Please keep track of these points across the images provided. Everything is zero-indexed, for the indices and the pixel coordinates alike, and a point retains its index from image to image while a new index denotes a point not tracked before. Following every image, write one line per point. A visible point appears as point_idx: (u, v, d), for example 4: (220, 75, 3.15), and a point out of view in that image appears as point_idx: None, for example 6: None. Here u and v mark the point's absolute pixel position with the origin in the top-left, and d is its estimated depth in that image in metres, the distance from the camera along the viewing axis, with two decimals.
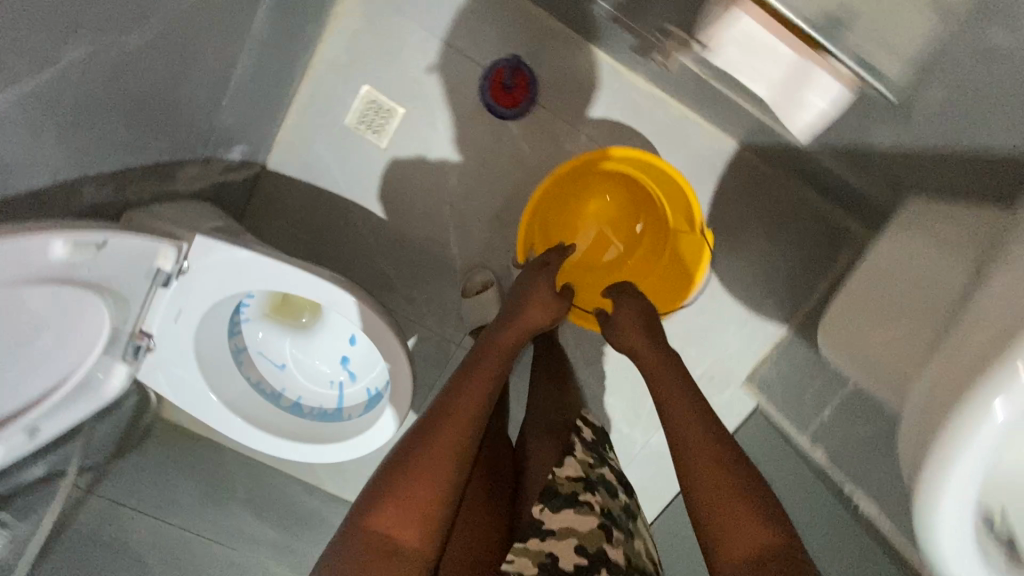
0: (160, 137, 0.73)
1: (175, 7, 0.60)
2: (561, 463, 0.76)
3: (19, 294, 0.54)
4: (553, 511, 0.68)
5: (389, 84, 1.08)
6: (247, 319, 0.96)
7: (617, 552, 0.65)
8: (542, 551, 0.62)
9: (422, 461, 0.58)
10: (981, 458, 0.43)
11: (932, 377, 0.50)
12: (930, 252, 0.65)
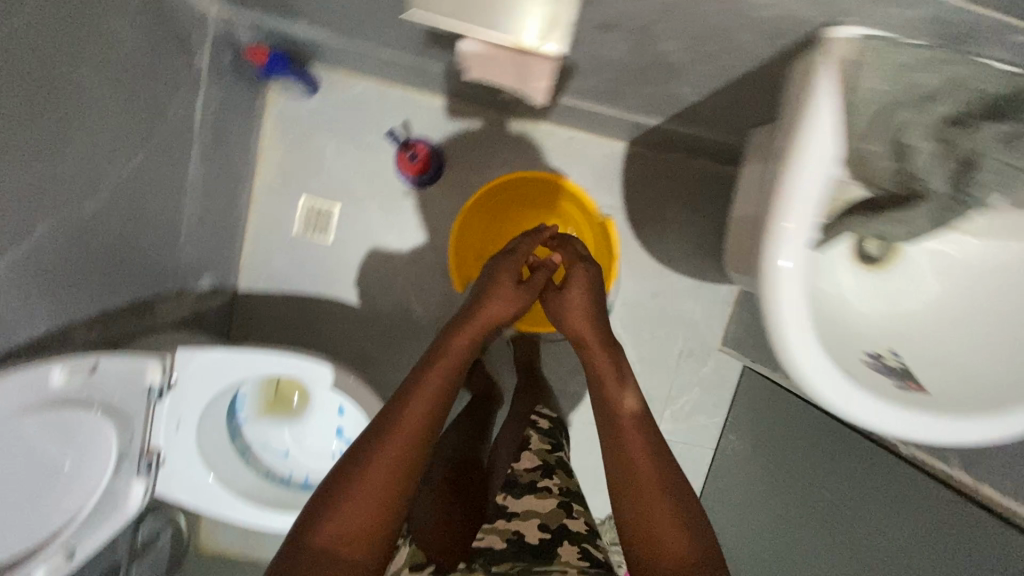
0: (130, 280, 0.89)
1: (115, 176, 0.78)
2: (519, 459, 0.90)
3: (20, 421, 0.69)
4: (515, 497, 0.81)
5: (320, 190, 1.26)
6: (245, 419, 1.06)
7: (576, 522, 0.78)
8: (510, 529, 0.75)
9: (370, 478, 0.63)
10: (796, 295, 0.53)
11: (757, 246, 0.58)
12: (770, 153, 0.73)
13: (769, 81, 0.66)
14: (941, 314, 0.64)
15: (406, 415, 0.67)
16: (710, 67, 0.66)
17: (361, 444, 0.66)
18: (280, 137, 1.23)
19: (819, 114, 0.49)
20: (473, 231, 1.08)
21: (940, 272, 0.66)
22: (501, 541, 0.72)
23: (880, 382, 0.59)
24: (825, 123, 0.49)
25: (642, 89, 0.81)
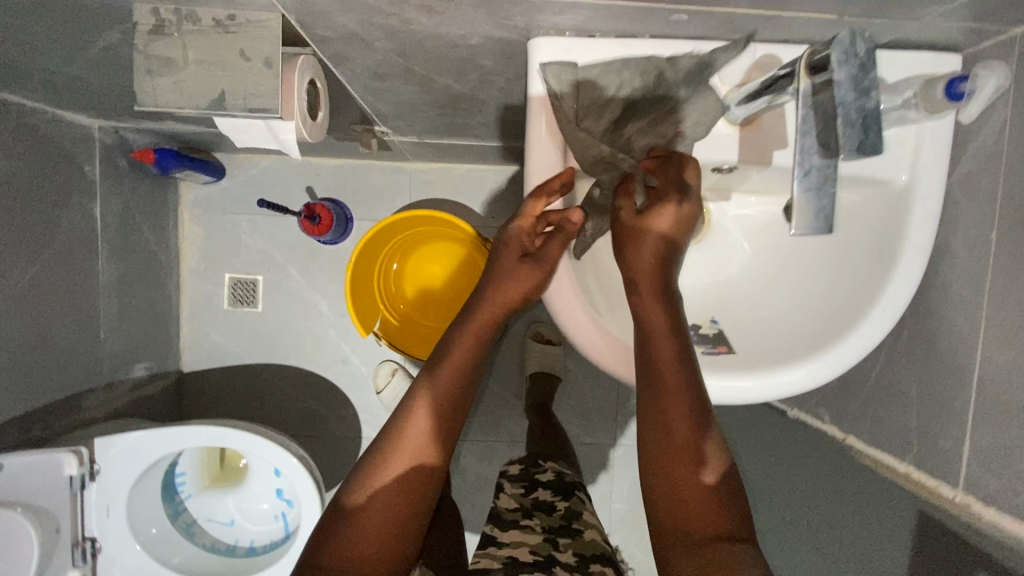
0: (49, 379, 0.95)
1: (12, 288, 0.86)
2: (499, 498, 0.79)
3: None
4: (501, 530, 0.71)
5: (242, 265, 1.33)
6: (189, 495, 1.11)
7: (566, 553, 0.67)
8: (503, 554, 0.66)
9: (373, 495, 0.56)
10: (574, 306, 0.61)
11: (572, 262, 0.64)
12: None
13: None
14: (755, 277, 0.66)
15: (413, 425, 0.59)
16: (495, 91, 0.71)
17: (361, 463, 0.59)
18: (199, 223, 1.32)
19: (536, 128, 0.57)
20: (364, 278, 1.12)
21: (751, 234, 0.68)
22: (497, 564, 0.64)
23: None
24: (542, 133, 0.57)
25: (468, 119, 0.86)
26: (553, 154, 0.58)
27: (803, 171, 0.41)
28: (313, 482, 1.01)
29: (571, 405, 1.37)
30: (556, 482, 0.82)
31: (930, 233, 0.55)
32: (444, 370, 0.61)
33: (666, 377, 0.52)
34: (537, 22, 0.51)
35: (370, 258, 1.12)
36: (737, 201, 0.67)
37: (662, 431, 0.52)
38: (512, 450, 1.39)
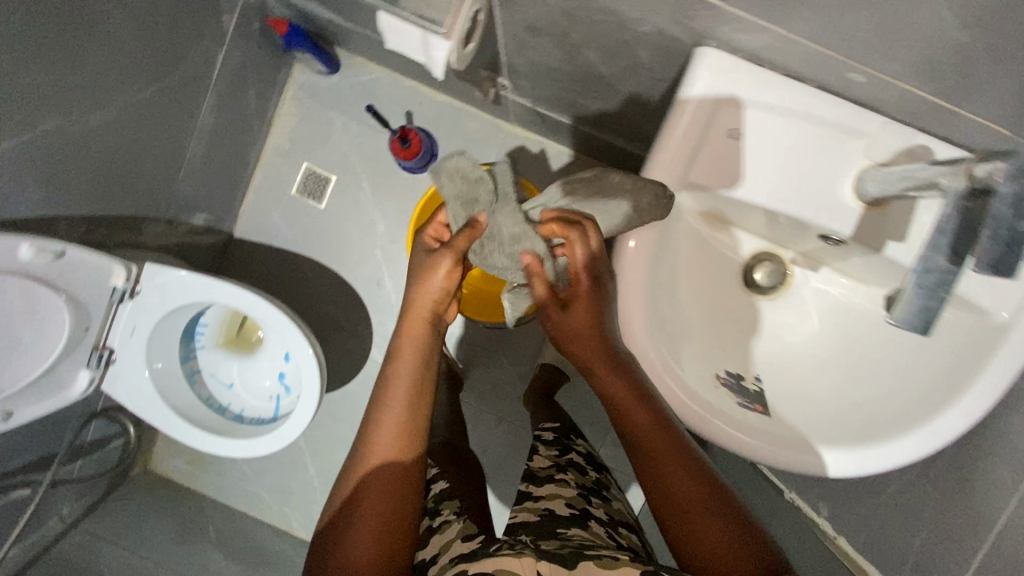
0: (125, 195, 1.00)
1: (126, 101, 0.90)
2: (533, 455, 0.85)
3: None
4: (537, 485, 0.77)
5: (322, 161, 1.37)
6: (202, 346, 1.16)
7: (598, 510, 0.74)
8: (540, 507, 0.73)
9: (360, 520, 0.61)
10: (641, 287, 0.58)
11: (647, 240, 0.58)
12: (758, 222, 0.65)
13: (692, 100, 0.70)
14: (812, 352, 0.67)
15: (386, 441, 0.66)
16: (632, 83, 0.71)
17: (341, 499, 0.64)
18: (297, 107, 1.36)
19: (675, 120, 0.54)
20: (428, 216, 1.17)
21: (825, 311, 0.67)
22: (534, 518, 0.71)
23: (722, 398, 0.61)
24: (679, 129, 0.54)
25: (589, 102, 0.87)
26: (685, 153, 0.54)
27: (923, 267, 0.41)
28: (317, 375, 1.05)
29: (568, 407, 1.37)
30: (586, 454, 0.88)
31: (1010, 377, 0.54)
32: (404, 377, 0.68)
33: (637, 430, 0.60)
34: (713, 33, 0.51)
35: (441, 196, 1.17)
36: (826, 275, 0.67)
37: (659, 481, 0.60)
38: (497, 427, 1.41)
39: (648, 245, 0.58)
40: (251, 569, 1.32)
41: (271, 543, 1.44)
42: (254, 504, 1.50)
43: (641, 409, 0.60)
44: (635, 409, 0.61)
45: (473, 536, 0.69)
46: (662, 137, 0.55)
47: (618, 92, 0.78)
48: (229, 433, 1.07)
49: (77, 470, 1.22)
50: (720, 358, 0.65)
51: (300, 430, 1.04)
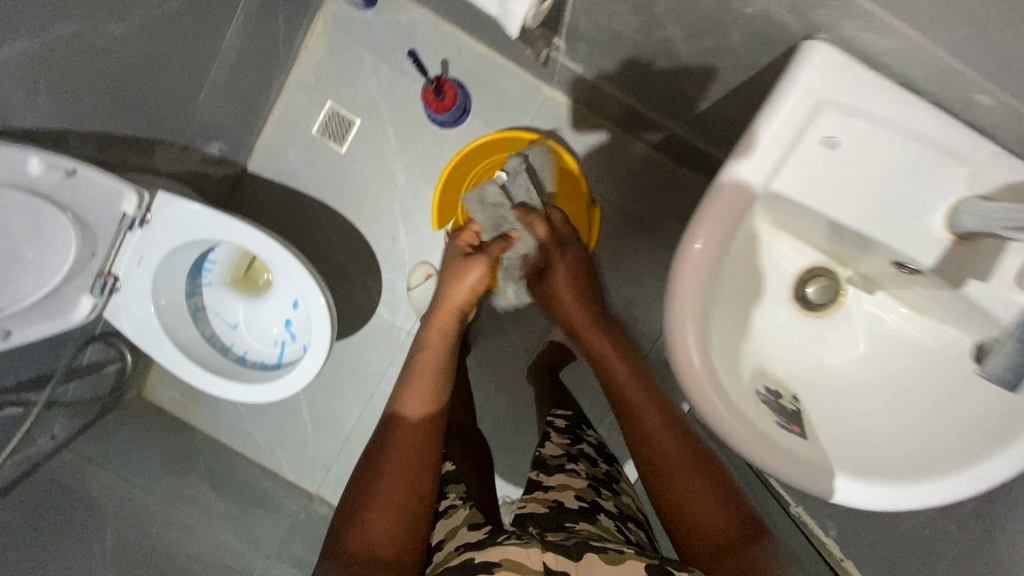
0: (139, 116, 0.93)
1: (150, 11, 0.82)
2: (545, 444, 0.86)
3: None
4: (547, 475, 0.78)
5: (347, 102, 1.29)
6: (208, 283, 1.12)
7: (608, 503, 0.73)
8: (549, 498, 0.72)
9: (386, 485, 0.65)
10: (699, 287, 0.53)
11: (717, 238, 0.52)
12: (813, 230, 0.61)
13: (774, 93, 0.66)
14: (853, 377, 0.65)
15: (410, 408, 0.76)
16: (710, 66, 0.66)
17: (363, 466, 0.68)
18: (327, 40, 1.28)
19: (772, 114, 0.49)
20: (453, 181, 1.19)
21: (873, 336, 0.65)
22: (542, 509, 0.70)
23: (763, 414, 0.58)
24: (772, 126, 0.49)
25: (651, 78, 0.81)
26: (775, 155, 0.50)
27: None
28: (328, 327, 1.02)
29: (571, 386, 1.36)
30: (597, 446, 0.89)
31: None
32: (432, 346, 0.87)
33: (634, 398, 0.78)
34: (835, 21, 0.46)
35: (466, 164, 1.19)
36: (879, 298, 0.65)
37: (643, 440, 0.74)
38: (497, 396, 1.41)
39: (717, 252, 0.52)
40: (239, 507, 1.33)
41: (259, 481, 1.45)
42: (245, 441, 1.50)
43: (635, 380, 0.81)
44: (625, 374, 0.82)
45: (480, 526, 0.67)
46: (752, 134, 0.50)
47: (689, 73, 0.72)
48: (230, 375, 1.05)
49: (71, 391, 1.20)
50: (759, 373, 0.63)
51: (306, 381, 1.02)
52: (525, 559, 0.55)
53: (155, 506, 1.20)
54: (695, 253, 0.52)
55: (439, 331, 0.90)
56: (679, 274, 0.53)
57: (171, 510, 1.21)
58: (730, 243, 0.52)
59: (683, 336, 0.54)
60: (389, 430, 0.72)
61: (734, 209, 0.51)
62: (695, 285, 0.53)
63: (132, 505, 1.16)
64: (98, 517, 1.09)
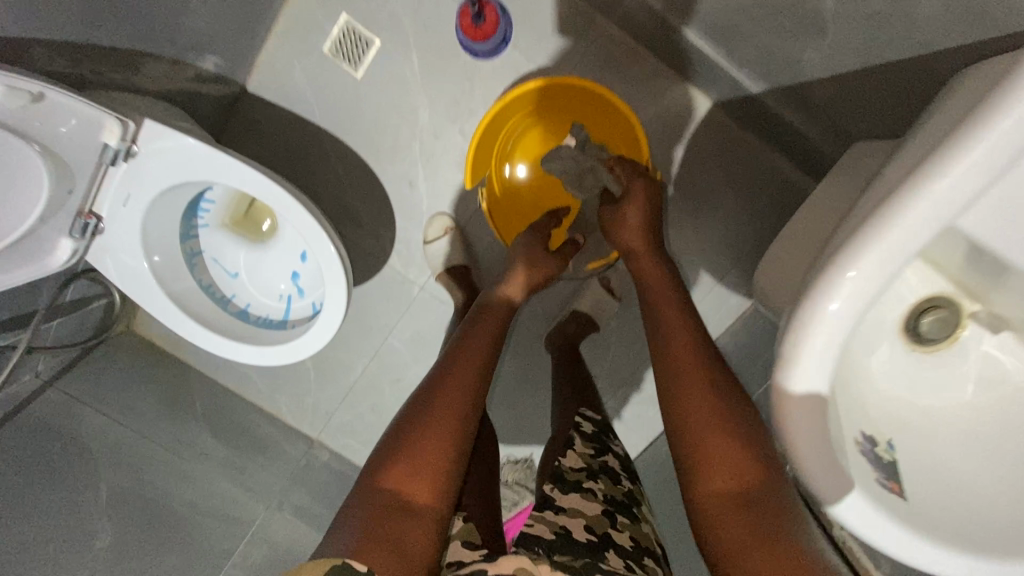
0: (120, 18, 0.76)
1: None
2: (565, 453, 0.76)
3: None
4: (562, 491, 0.69)
5: (366, 16, 1.10)
6: (206, 225, 1.00)
7: (623, 537, 0.65)
8: (557, 523, 0.64)
9: (425, 435, 0.66)
10: (837, 323, 0.46)
11: (873, 270, 0.44)
12: (954, 257, 0.53)
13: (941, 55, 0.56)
14: (963, 429, 0.57)
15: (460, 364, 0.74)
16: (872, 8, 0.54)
17: (408, 410, 0.69)
18: None
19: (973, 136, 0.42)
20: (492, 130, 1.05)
21: (986, 383, 0.57)
22: (550, 535, 0.62)
23: (864, 472, 0.51)
24: (980, 149, 0.41)
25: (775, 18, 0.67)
26: (977, 182, 0.42)
27: None
28: (342, 290, 0.91)
29: (588, 357, 1.27)
30: (623, 459, 0.80)
31: None
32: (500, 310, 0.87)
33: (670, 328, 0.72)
34: None
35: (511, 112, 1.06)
36: (1004, 340, 0.56)
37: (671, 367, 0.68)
38: (509, 360, 1.31)
39: (875, 282, 0.45)
40: (237, 453, 1.28)
41: (258, 427, 1.39)
42: (242, 384, 1.43)
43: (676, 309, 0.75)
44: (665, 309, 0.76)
45: (476, 545, 0.65)
46: (953, 153, 0.42)
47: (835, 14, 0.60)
48: (230, 332, 0.96)
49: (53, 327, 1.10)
50: (865, 415, 0.56)
51: (316, 348, 0.93)
52: (534, 572, 0.54)
53: (149, 451, 1.13)
54: (849, 278, 0.45)
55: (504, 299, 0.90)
56: (819, 293, 0.46)
57: (168, 456, 1.15)
58: (894, 276, 0.45)
59: (803, 368, 0.47)
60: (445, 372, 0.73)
61: (912, 231, 0.43)
62: (839, 316, 0.46)
63: (126, 449, 1.10)
64: (89, 462, 1.03)
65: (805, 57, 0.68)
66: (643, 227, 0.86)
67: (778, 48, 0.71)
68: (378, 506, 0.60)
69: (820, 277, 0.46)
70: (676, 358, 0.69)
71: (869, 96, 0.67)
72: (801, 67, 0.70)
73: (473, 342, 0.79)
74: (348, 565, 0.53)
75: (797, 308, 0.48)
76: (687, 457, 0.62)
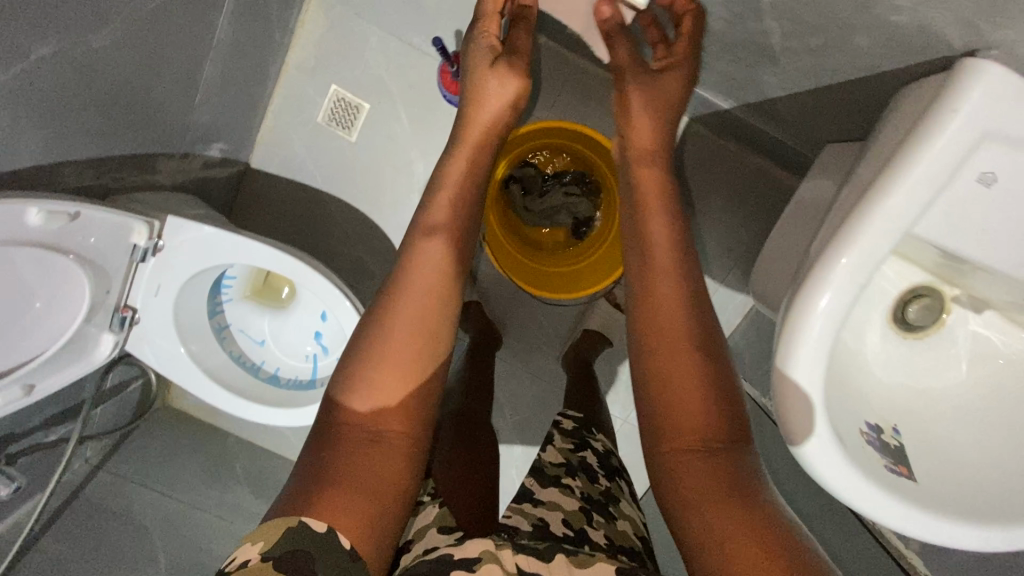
0: (136, 127, 0.83)
1: (140, 8, 0.70)
2: (546, 447, 0.76)
3: (9, 255, 0.65)
4: (540, 486, 0.69)
5: (353, 84, 1.17)
6: (230, 298, 1.05)
7: (597, 534, 0.64)
8: (535, 515, 0.64)
9: (380, 373, 0.59)
10: (825, 321, 0.48)
11: (857, 266, 0.47)
12: (927, 254, 0.57)
13: (881, 79, 0.61)
14: (959, 404, 0.61)
15: (413, 273, 0.62)
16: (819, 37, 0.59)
17: (356, 342, 0.61)
18: (326, 16, 1.15)
19: (930, 148, 0.45)
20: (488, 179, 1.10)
21: (977, 358, 0.61)
22: (525, 525, 0.62)
23: (871, 458, 0.54)
24: (932, 157, 0.45)
25: (733, 51, 0.72)
26: (929, 190, 0.45)
27: None
28: None
29: (604, 372, 1.30)
30: (602, 455, 0.80)
31: None
32: (453, 191, 0.69)
33: (656, 243, 0.64)
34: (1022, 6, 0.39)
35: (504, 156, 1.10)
36: (989, 318, 0.60)
37: (647, 303, 0.62)
38: (529, 384, 1.34)
39: (861, 276, 0.47)
40: None
41: None
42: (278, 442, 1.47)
43: (662, 217, 0.66)
44: (651, 217, 0.66)
45: (453, 529, 0.61)
46: (913, 163, 0.45)
47: (785, 46, 0.65)
48: (260, 397, 1.02)
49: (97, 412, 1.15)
50: (867, 406, 0.59)
51: None
52: (501, 555, 0.54)
53: (199, 519, 1.16)
54: (843, 267, 0.47)
55: (466, 161, 0.72)
56: (806, 294, 0.49)
57: (217, 521, 1.18)
58: (876, 273, 0.48)
59: (801, 371, 0.50)
60: (399, 284, 0.62)
61: (882, 233, 0.46)
62: (831, 313, 0.48)
63: (177, 521, 1.13)
64: (146, 538, 1.06)
65: (762, 78, 0.73)
66: (659, 115, 0.72)
67: (736, 73, 0.76)
68: (340, 456, 0.55)
69: (815, 272, 0.48)
70: (664, 330, 0.60)
71: (827, 109, 0.72)
72: (761, 87, 0.76)
73: (429, 234, 0.65)
74: (304, 527, 0.49)
75: (794, 302, 0.50)
76: (652, 407, 0.59)
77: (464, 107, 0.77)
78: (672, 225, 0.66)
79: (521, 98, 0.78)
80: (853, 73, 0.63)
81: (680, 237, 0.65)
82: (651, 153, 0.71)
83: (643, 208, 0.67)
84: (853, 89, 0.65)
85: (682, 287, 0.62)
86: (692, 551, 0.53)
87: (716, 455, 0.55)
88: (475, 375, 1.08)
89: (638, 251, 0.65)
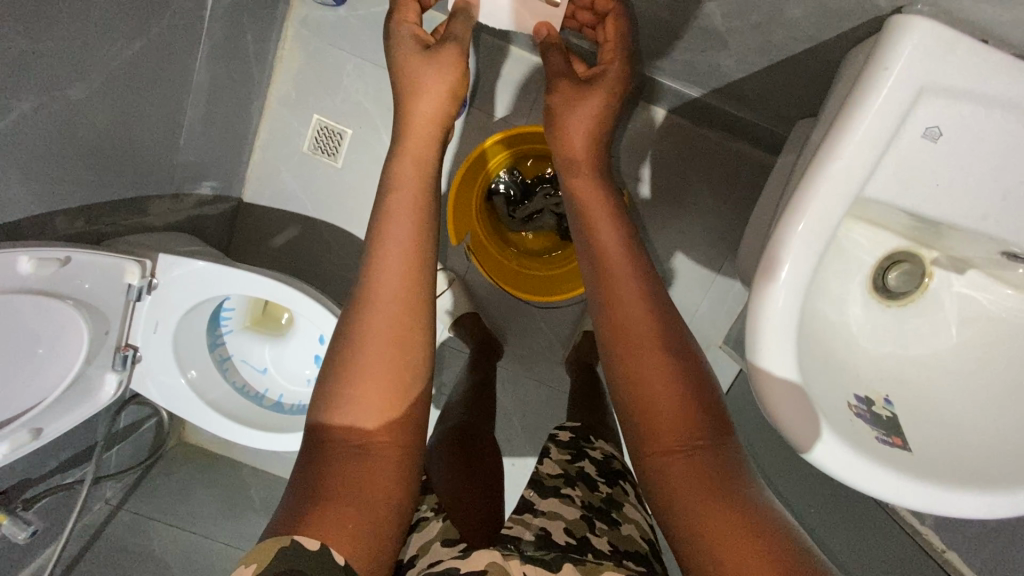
0: (124, 173, 0.86)
1: (115, 59, 0.73)
2: (541, 461, 0.75)
3: (8, 305, 0.67)
4: (540, 497, 0.67)
5: (333, 111, 1.20)
6: (230, 330, 1.08)
7: (600, 541, 0.63)
8: (536, 525, 0.63)
9: (364, 391, 0.59)
10: (788, 289, 0.48)
11: (813, 231, 0.47)
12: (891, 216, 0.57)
13: (834, 47, 0.61)
14: (950, 366, 0.60)
15: (381, 297, 0.63)
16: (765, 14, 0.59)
17: (338, 359, 0.61)
18: (301, 49, 1.18)
19: (871, 107, 0.46)
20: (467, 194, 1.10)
21: (965, 320, 0.60)
22: (528, 536, 0.61)
23: (863, 432, 0.53)
24: (871, 116, 0.46)
25: (688, 38, 0.72)
26: (873, 150, 0.46)
27: None
28: None
29: None
30: (602, 460, 0.79)
31: None
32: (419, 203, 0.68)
33: (608, 250, 0.64)
34: None
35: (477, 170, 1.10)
36: (972, 278, 0.60)
37: (607, 313, 0.62)
38: (535, 389, 1.33)
39: (819, 240, 0.48)
40: None
41: None
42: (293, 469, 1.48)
43: (610, 224, 0.66)
44: (601, 224, 0.66)
45: (456, 540, 0.61)
46: (853, 125, 0.46)
47: (736, 28, 0.65)
48: (266, 425, 1.04)
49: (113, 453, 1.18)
50: (855, 377, 0.58)
51: None
52: (507, 564, 0.56)
53: (218, 551, 1.18)
54: (799, 234, 0.48)
55: (424, 165, 0.72)
56: (766, 263, 0.49)
57: (235, 552, 1.19)
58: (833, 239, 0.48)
59: (773, 343, 0.49)
60: (369, 309, 0.62)
61: (833, 195, 0.47)
62: (793, 280, 0.48)
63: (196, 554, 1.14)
64: None
65: (720, 61, 0.73)
66: (593, 118, 0.71)
67: (694, 59, 0.76)
68: (327, 477, 0.55)
69: (773, 242, 0.49)
70: (629, 342, 0.60)
71: (789, 84, 0.72)
72: (721, 70, 0.76)
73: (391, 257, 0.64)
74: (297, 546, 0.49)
75: (756, 275, 0.50)
76: (629, 412, 0.58)
77: (400, 108, 0.75)
78: (621, 229, 0.66)
79: (459, 86, 0.74)
80: (806, 45, 0.62)
81: (631, 244, 0.65)
82: (587, 158, 0.71)
83: (590, 217, 0.67)
84: (808, 61, 0.65)
85: (640, 290, 0.62)
86: (685, 552, 0.52)
87: (700, 455, 0.55)
88: (472, 388, 1.08)
89: (591, 261, 0.65)
